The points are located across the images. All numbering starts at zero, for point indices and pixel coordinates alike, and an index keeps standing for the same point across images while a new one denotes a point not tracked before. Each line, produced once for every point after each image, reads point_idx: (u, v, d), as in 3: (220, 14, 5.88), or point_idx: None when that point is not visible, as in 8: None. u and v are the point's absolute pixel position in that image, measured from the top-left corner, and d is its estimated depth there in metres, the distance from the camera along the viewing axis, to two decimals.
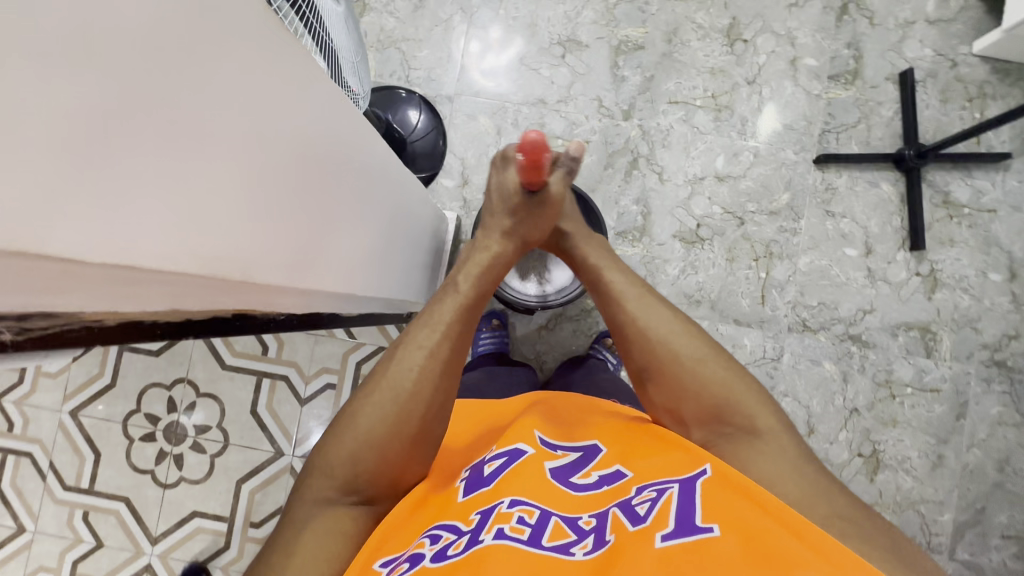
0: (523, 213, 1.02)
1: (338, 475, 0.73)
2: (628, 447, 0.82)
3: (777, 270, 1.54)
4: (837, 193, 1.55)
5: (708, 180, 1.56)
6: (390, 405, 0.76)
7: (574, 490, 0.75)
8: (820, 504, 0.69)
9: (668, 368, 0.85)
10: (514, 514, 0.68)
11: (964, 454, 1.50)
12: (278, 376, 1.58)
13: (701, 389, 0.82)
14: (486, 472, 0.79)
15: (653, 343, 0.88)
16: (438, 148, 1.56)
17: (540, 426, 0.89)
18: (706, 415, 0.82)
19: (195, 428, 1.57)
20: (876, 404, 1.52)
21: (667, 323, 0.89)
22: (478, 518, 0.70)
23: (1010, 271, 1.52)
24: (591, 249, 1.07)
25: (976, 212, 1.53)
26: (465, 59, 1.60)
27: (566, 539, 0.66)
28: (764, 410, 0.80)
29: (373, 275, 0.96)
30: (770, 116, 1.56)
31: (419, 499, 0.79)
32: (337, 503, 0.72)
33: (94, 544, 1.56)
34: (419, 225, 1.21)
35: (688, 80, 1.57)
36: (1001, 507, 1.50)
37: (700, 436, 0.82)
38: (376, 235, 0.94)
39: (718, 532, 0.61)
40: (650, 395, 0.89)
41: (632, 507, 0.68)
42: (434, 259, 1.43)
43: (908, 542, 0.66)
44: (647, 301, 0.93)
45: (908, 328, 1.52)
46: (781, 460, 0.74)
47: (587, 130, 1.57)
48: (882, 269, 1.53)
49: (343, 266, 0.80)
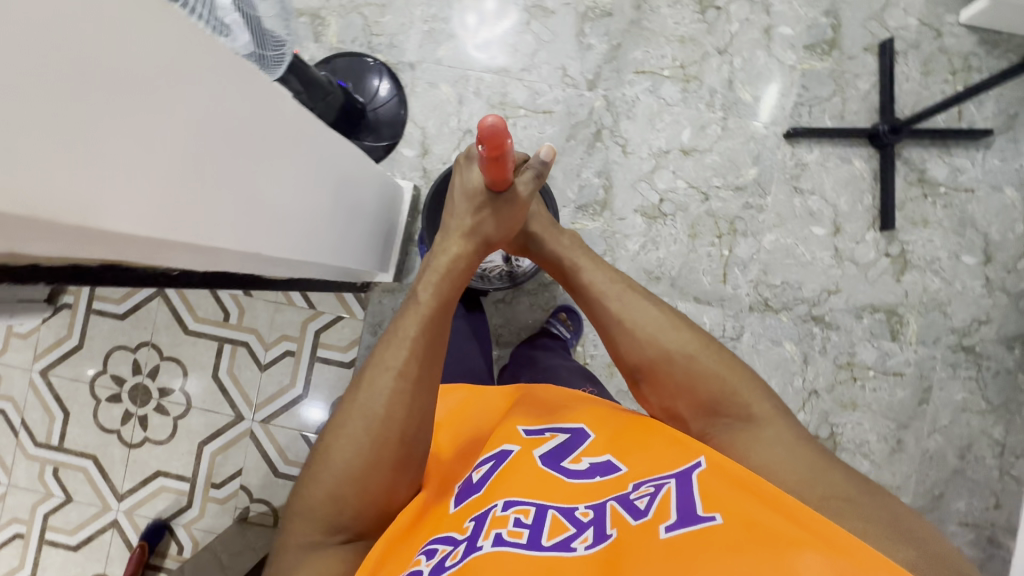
0: (495, 215, 0.95)
1: (320, 514, 0.71)
2: (623, 433, 0.77)
3: (740, 248, 1.51)
4: (807, 169, 1.50)
5: (673, 154, 1.52)
6: (363, 434, 0.73)
7: (568, 477, 0.70)
8: (817, 484, 0.67)
9: (660, 367, 0.84)
10: (510, 517, 0.64)
11: (925, 440, 1.48)
12: (239, 342, 1.61)
13: (693, 384, 0.81)
14: (475, 479, 0.75)
15: (639, 343, 0.87)
16: (400, 115, 1.55)
17: (523, 418, 0.85)
18: (701, 409, 0.81)
19: (159, 389, 1.61)
20: (836, 386, 1.49)
21: (654, 321, 0.88)
22: (473, 525, 0.66)
23: (983, 254, 1.48)
24: (565, 245, 1.03)
25: (952, 192, 1.48)
26: (429, 25, 1.57)
27: (565, 533, 0.62)
28: (758, 397, 0.80)
29: (299, 245, 0.96)
30: (740, 88, 1.51)
31: (413, 518, 0.75)
32: (325, 545, 0.71)
33: (64, 498, 1.62)
34: (361, 194, 1.19)
35: (657, 49, 1.52)
36: (960, 494, 1.47)
37: (699, 429, 0.82)
38: (303, 206, 0.93)
39: (720, 519, 0.57)
40: (645, 396, 0.88)
41: (629, 500, 0.64)
42: (384, 232, 1.40)
43: (905, 509, 0.65)
44: (634, 299, 0.92)
45: (874, 310, 1.49)
46: (780, 448, 0.73)
47: (550, 100, 1.54)
48: (850, 249, 1.49)
49: (258, 234, 0.80)
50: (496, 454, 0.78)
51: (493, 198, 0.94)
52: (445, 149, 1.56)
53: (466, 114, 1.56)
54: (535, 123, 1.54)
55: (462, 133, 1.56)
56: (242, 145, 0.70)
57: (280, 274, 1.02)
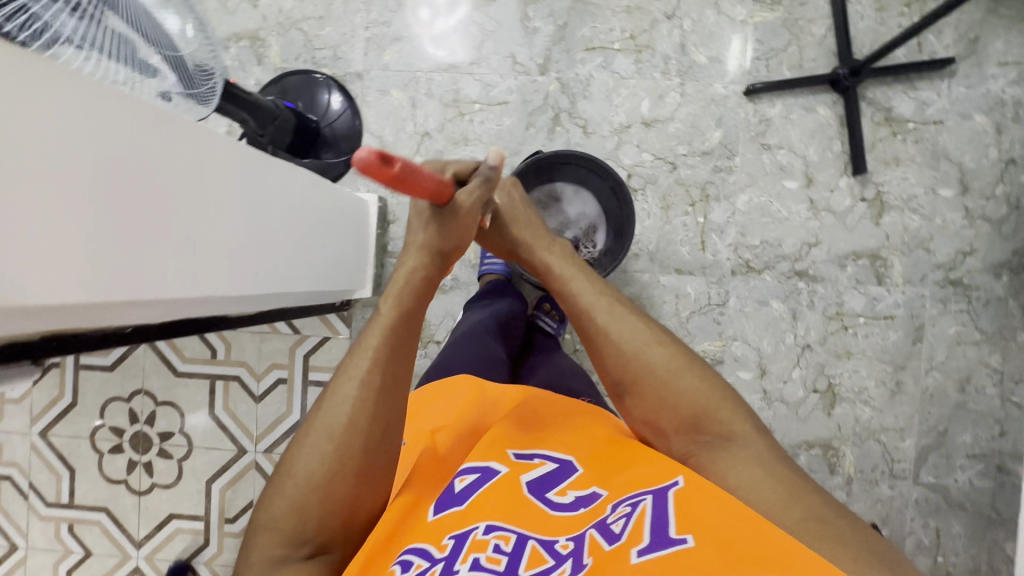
0: (449, 229, 0.85)
1: (285, 527, 0.70)
2: (606, 456, 0.78)
3: (715, 213, 1.49)
4: (771, 124, 1.48)
5: (634, 127, 1.49)
6: (325, 446, 0.72)
7: (552, 508, 0.72)
8: (791, 507, 0.68)
9: (644, 379, 0.79)
10: (490, 542, 0.67)
11: (923, 378, 1.47)
12: (230, 377, 1.60)
13: (675, 400, 0.77)
14: (458, 489, 0.76)
15: (624, 355, 0.80)
16: (356, 126, 1.50)
17: (509, 430, 0.84)
18: (683, 424, 0.77)
19: (160, 435, 1.62)
20: (829, 337, 1.48)
21: (641, 335, 0.81)
22: (452, 544, 0.68)
23: (960, 185, 1.45)
24: (551, 254, 0.92)
25: (920, 126, 1.46)
26: (371, 31, 1.53)
27: (544, 566, 0.65)
28: (740, 416, 0.77)
29: (263, 277, 0.97)
30: (693, 51, 1.48)
31: (393, 529, 0.72)
32: (291, 558, 0.70)
33: (83, 553, 1.63)
34: (327, 217, 1.20)
35: (604, 23, 1.49)
36: (964, 427, 1.47)
37: (679, 446, 0.78)
38: (262, 240, 0.94)
39: (692, 543, 0.60)
40: (627, 408, 0.82)
41: (606, 526, 0.66)
42: (354, 242, 1.37)
43: (878, 543, 0.66)
44: (618, 312, 0.84)
45: (857, 257, 1.47)
46: (758, 464, 0.73)
47: (504, 90, 1.51)
48: (825, 199, 1.47)
49: (217, 277, 0.82)
50: (481, 465, 0.79)
51: (440, 213, 0.84)
52: (405, 155, 1.54)
53: (421, 117, 1.53)
54: (492, 117, 1.52)
55: (420, 136, 1.54)
56: (183, 189, 0.71)
57: (244, 303, 1.01)
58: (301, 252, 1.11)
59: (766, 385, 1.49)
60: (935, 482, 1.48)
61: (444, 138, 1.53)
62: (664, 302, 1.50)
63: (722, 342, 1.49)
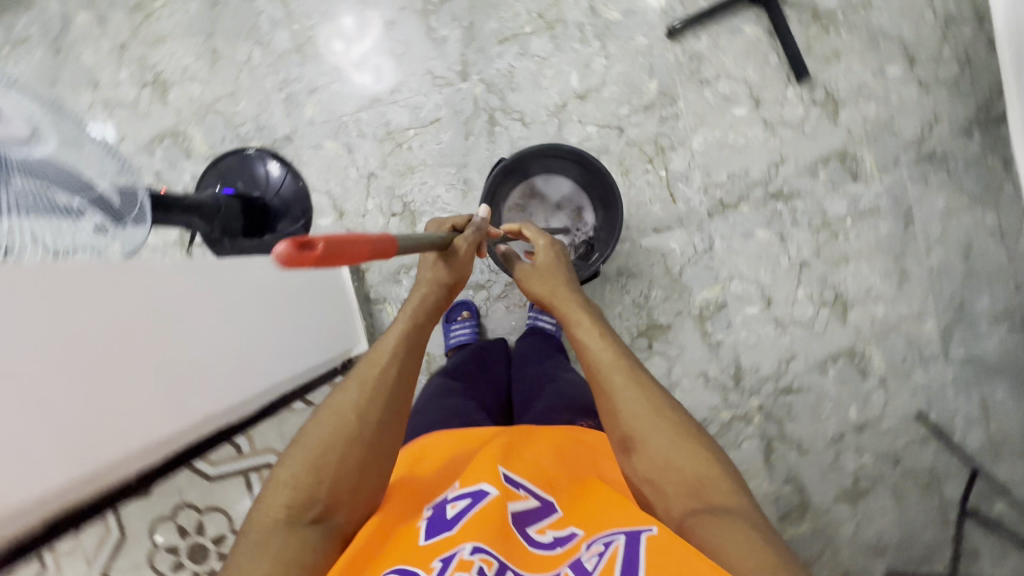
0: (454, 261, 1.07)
1: (296, 491, 0.71)
2: (584, 500, 0.79)
3: (675, 162, 1.46)
4: (702, 57, 1.44)
5: (570, 104, 1.46)
6: (347, 414, 0.78)
7: (531, 545, 0.71)
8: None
9: (651, 432, 0.77)
10: (476, 563, 0.63)
11: (926, 259, 1.44)
12: (264, 465, 1.55)
13: (680, 456, 0.74)
14: (450, 514, 0.73)
15: (624, 409, 0.80)
16: (300, 187, 1.49)
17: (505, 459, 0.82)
18: (685, 487, 0.72)
19: (213, 541, 1.46)
20: (822, 248, 1.45)
21: (651, 392, 0.81)
22: (439, 566, 0.64)
23: (905, 59, 1.42)
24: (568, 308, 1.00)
25: (849, 14, 1.43)
26: (285, 91, 1.50)
27: None
28: (741, 493, 0.71)
29: (268, 376, 1.09)
30: (604, 10, 1.45)
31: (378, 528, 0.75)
32: (291, 523, 0.69)
33: None
34: (325, 304, 1.31)
35: (508, 11, 1.46)
36: (982, 292, 1.44)
37: (680, 512, 0.71)
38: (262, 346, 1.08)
39: None
40: (632, 464, 0.78)
41: (581, 564, 0.66)
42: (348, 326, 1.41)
43: None
44: (628, 377, 0.83)
45: (827, 161, 1.43)
46: (756, 540, 0.63)
47: (432, 107, 1.48)
48: (778, 114, 1.43)
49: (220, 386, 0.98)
50: (472, 489, 0.76)
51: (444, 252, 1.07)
52: (357, 201, 1.51)
53: (360, 159, 1.51)
54: (429, 137, 1.49)
55: (366, 178, 1.51)
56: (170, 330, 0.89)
57: (241, 412, 1.07)
58: (305, 343, 1.22)
59: (775, 313, 1.47)
60: (968, 355, 1.45)
61: (389, 173, 1.50)
62: (652, 263, 1.48)
63: (721, 285, 1.48)
